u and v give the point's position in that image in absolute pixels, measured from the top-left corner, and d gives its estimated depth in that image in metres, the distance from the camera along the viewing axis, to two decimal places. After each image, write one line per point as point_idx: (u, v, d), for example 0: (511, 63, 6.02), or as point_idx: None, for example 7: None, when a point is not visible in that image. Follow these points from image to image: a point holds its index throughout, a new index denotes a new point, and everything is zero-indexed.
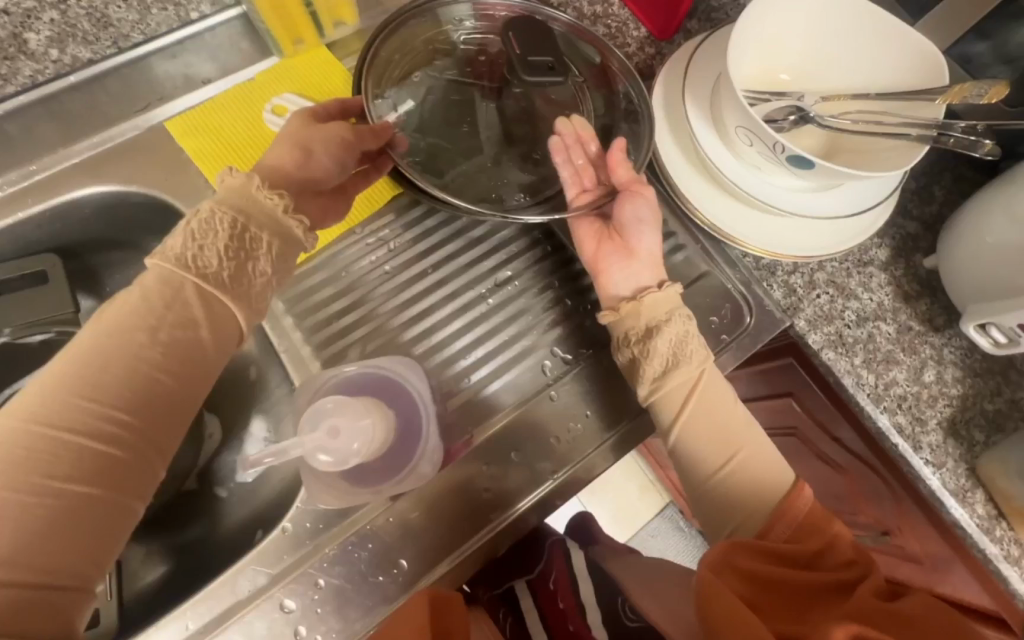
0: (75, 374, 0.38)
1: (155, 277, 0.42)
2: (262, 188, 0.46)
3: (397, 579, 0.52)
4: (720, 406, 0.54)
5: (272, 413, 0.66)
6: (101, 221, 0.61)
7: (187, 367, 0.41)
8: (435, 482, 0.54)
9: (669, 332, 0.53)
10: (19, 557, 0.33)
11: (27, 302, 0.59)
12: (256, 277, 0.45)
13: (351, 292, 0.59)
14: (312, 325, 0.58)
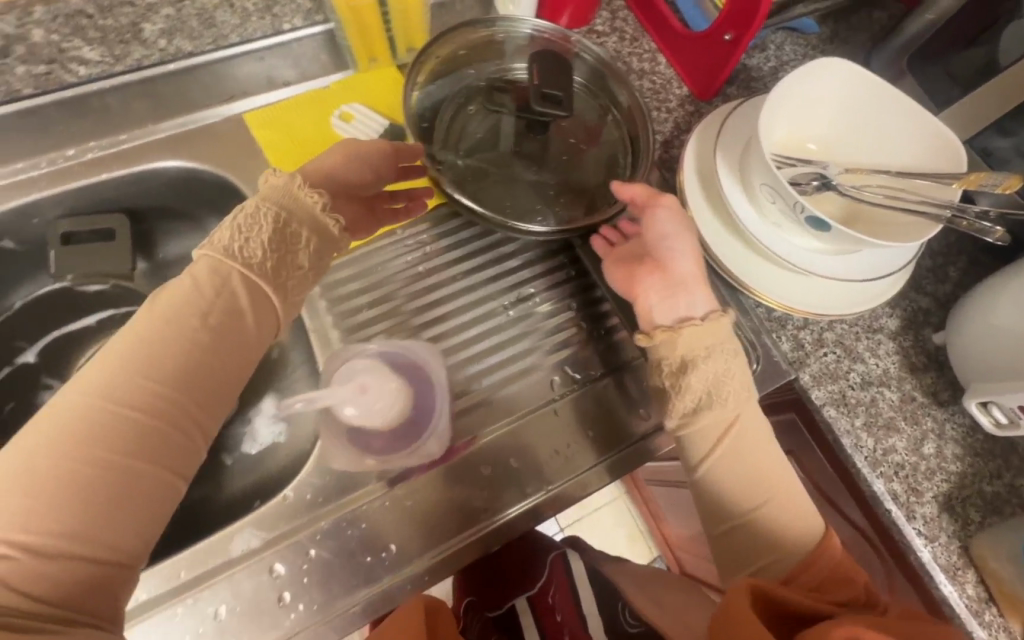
0: (138, 360, 0.41)
1: (204, 266, 0.46)
2: (303, 187, 0.51)
3: (384, 561, 0.54)
4: (755, 449, 0.54)
5: (288, 391, 0.70)
6: (170, 193, 0.67)
7: (238, 353, 0.45)
8: (435, 475, 0.57)
9: (709, 368, 0.54)
10: (82, 527, 0.36)
11: (91, 255, 0.66)
12: (295, 272, 0.49)
13: (374, 289, 0.63)
14: (338, 315, 0.62)
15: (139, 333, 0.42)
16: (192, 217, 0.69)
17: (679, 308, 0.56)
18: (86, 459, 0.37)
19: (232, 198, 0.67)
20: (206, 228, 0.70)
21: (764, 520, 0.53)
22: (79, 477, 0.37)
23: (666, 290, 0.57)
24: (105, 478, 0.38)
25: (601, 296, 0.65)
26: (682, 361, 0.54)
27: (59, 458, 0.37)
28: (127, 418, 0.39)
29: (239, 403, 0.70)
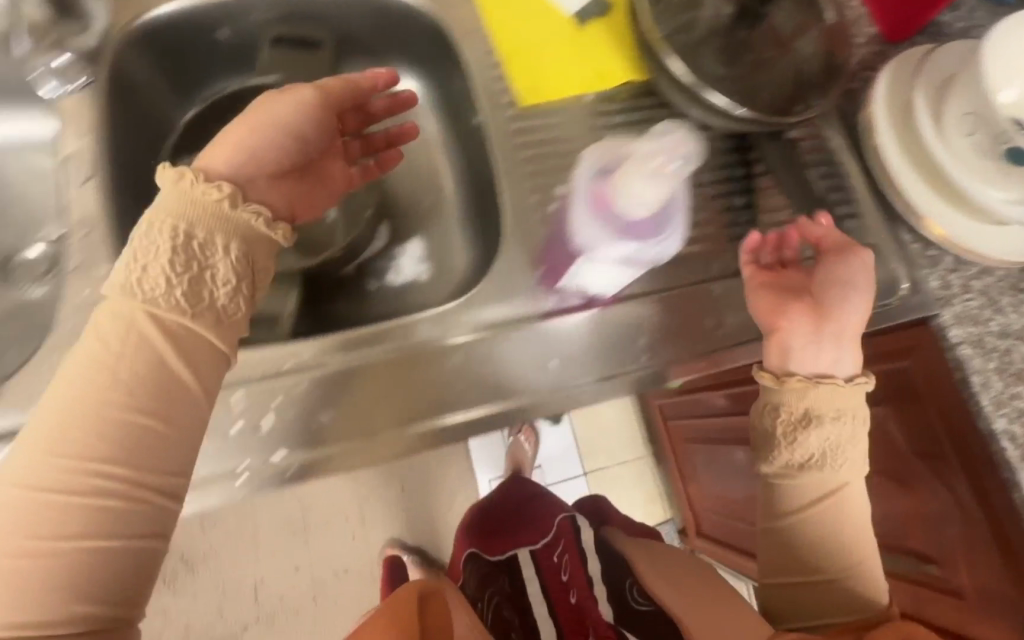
0: (53, 433, 0.43)
1: (112, 316, 0.45)
2: (197, 185, 0.48)
3: (545, 374, 0.59)
4: (853, 513, 0.58)
5: (436, 238, 0.73)
6: (366, 19, 0.68)
7: (175, 379, 0.46)
8: (590, 320, 0.60)
9: (842, 429, 0.56)
10: (78, 578, 0.41)
11: (296, 60, 0.68)
12: (218, 293, 0.48)
13: (541, 146, 0.63)
14: (515, 160, 0.62)
15: (57, 417, 0.43)
16: (379, 53, 0.72)
17: (817, 359, 0.57)
18: (23, 564, 0.40)
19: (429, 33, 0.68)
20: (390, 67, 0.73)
21: (855, 578, 0.58)
22: (11, 638, 0.40)
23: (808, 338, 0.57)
24: (93, 514, 0.42)
25: (768, 198, 0.66)
26: (804, 413, 0.56)
27: (41, 512, 0.41)
28: (89, 481, 0.42)
29: (389, 238, 0.74)
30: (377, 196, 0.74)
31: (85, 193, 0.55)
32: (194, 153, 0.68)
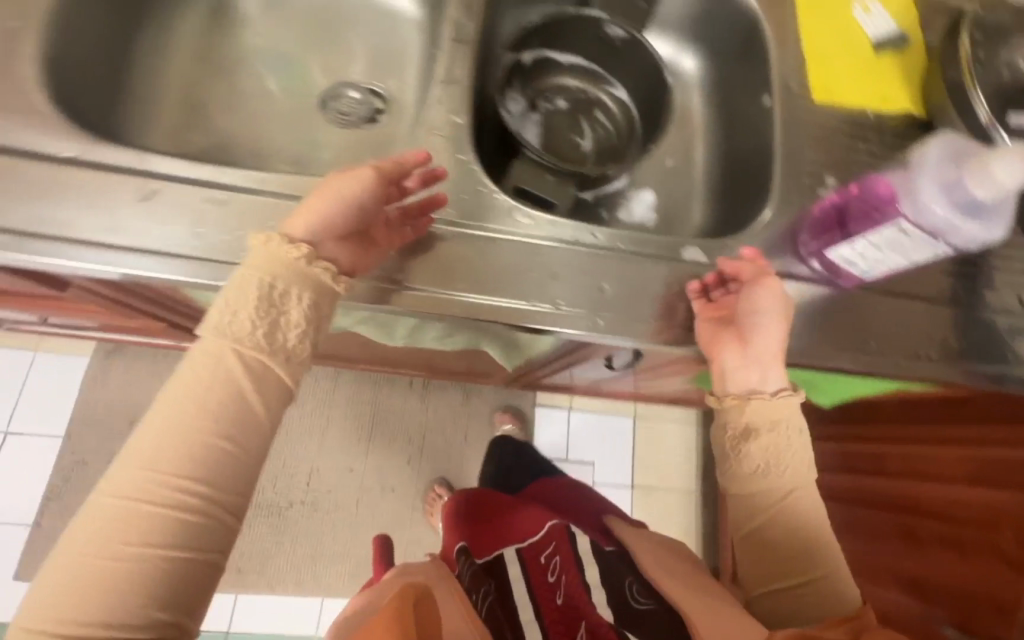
0: (144, 456, 0.43)
1: (209, 354, 0.46)
2: (283, 244, 0.49)
3: (782, 328, 0.61)
4: (817, 525, 0.59)
5: (672, 191, 0.78)
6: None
7: (242, 426, 0.46)
8: (825, 296, 0.64)
9: (772, 433, 0.59)
10: (146, 572, 0.41)
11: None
12: (288, 334, 0.48)
13: (822, 140, 0.69)
14: (798, 144, 0.69)
15: (138, 449, 0.44)
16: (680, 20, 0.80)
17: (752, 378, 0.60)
18: (111, 553, 0.41)
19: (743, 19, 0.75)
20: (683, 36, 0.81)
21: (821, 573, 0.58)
22: (108, 568, 0.41)
23: (749, 359, 0.60)
24: (168, 529, 0.42)
25: (1007, 251, 0.69)
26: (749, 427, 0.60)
27: (105, 542, 0.41)
28: (149, 519, 0.42)
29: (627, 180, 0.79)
30: (627, 148, 0.82)
31: (453, 50, 0.64)
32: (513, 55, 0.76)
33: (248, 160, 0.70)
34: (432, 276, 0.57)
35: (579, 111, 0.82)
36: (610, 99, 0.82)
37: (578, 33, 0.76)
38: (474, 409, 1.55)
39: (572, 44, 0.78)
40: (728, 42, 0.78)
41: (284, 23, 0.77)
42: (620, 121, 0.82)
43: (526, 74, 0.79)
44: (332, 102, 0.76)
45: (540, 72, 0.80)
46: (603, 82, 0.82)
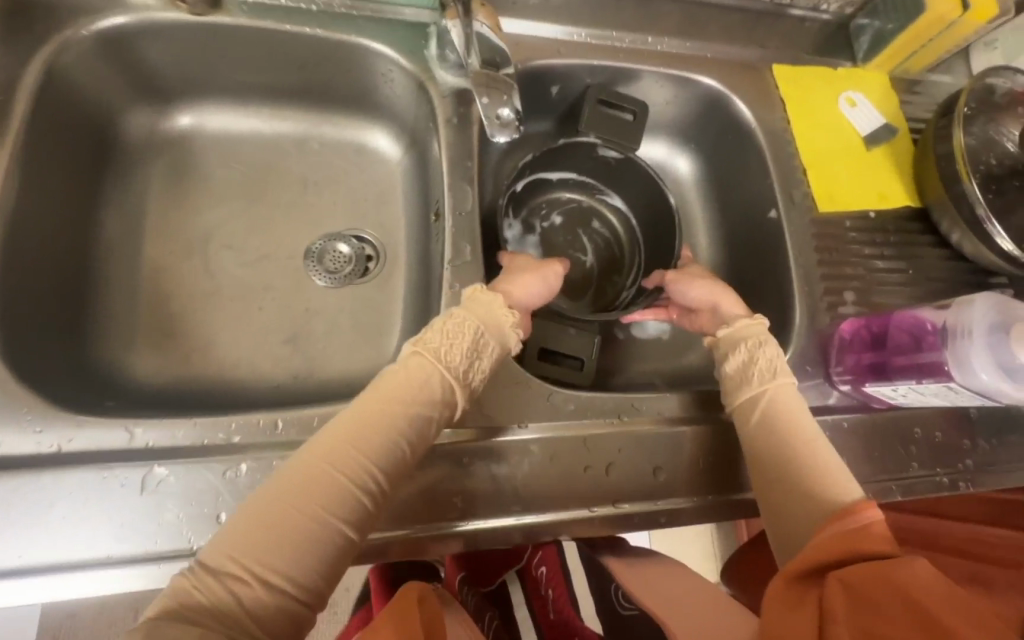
0: (346, 431, 0.45)
1: (413, 359, 0.49)
2: (501, 306, 0.53)
3: None
4: (786, 411, 0.53)
5: None
6: (682, 103, 0.75)
7: (428, 428, 0.47)
8: (871, 422, 0.62)
9: (770, 352, 0.55)
10: (316, 537, 0.41)
11: (617, 123, 0.69)
12: (477, 378, 0.50)
13: (831, 253, 0.69)
14: (812, 258, 0.68)
15: (342, 422, 0.45)
16: (669, 128, 0.78)
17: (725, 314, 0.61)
18: (302, 511, 0.41)
19: (734, 128, 0.74)
20: (674, 142, 0.79)
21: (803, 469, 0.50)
22: (293, 526, 0.41)
23: (712, 290, 0.63)
24: (339, 507, 0.42)
25: None
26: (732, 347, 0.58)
27: (287, 508, 0.41)
28: (333, 488, 0.42)
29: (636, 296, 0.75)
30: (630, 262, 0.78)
31: (456, 221, 0.59)
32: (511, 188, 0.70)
33: (239, 351, 0.63)
34: (473, 505, 0.51)
35: (577, 227, 0.77)
36: (608, 209, 0.78)
37: (574, 154, 0.72)
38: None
39: (567, 164, 0.73)
40: (721, 147, 0.77)
41: (251, 181, 0.69)
42: (620, 231, 0.79)
43: (520, 197, 0.74)
44: (318, 260, 0.70)
45: (535, 192, 0.75)
46: (599, 193, 0.78)
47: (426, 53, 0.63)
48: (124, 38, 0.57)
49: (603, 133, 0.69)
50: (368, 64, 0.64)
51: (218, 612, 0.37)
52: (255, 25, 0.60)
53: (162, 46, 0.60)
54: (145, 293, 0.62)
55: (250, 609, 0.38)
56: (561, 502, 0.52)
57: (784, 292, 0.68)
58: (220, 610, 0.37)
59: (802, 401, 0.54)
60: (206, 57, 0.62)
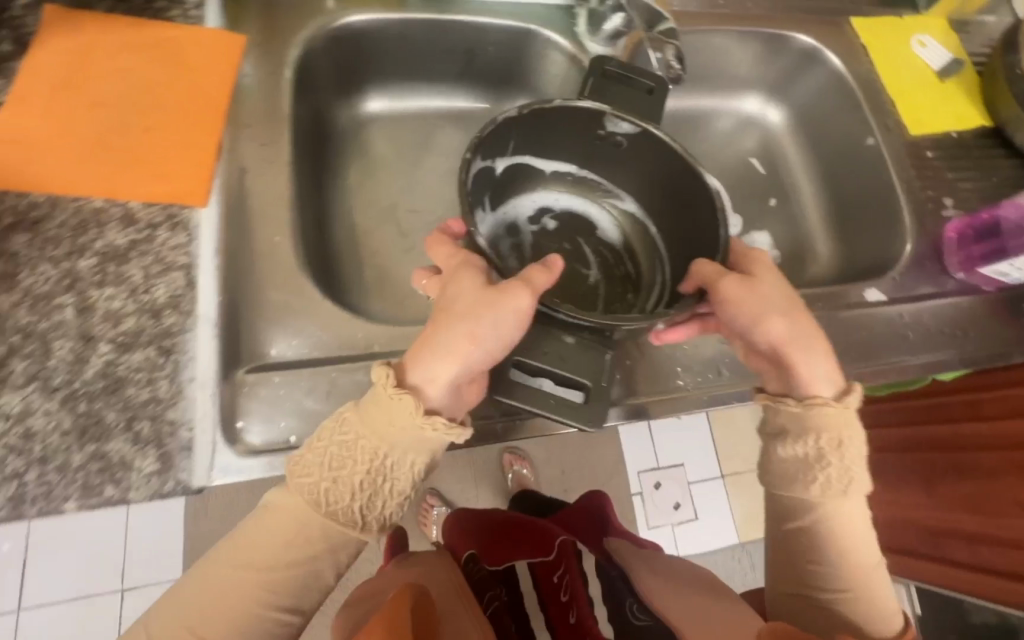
0: (197, 615, 0.44)
1: (283, 504, 0.45)
2: (418, 411, 0.44)
3: (959, 339, 0.71)
4: (844, 537, 0.52)
5: (794, 231, 0.88)
6: (777, 59, 0.88)
7: (303, 592, 0.46)
8: (984, 302, 0.74)
9: (843, 460, 0.51)
10: None
11: (631, 101, 0.61)
12: (373, 510, 0.45)
13: (925, 169, 0.81)
14: (911, 175, 0.80)
15: (201, 596, 0.44)
16: (762, 82, 0.91)
17: (816, 376, 0.52)
18: None
19: (824, 76, 0.86)
20: (767, 95, 0.92)
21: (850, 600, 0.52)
22: None
23: (792, 346, 0.52)
24: None
25: None
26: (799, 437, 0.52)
27: None
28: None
29: (740, 222, 0.89)
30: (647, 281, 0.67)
31: None
32: (485, 163, 0.60)
33: None
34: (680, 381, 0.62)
35: (578, 230, 0.69)
36: (620, 213, 0.69)
37: (568, 139, 0.63)
38: (567, 440, 1.55)
39: (560, 152, 0.65)
40: (812, 94, 0.89)
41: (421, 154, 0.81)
42: (637, 243, 0.69)
43: (500, 186, 0.66)
44: None
45: (519, 182, 0.67)
46: (608, 193, 0.69)
47: (575, 30, 0.74)
48: (342, 35, 0.68)
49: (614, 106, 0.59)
50: (528, 44, 0.75)
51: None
52: (434, 20, 0.71)
53: (363, 42, 0.70)
54: (362, 252, 0.72)
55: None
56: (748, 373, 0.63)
57: (890, 204, 0.79)
58: None
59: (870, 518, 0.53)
60: (393, 49, 0.73)
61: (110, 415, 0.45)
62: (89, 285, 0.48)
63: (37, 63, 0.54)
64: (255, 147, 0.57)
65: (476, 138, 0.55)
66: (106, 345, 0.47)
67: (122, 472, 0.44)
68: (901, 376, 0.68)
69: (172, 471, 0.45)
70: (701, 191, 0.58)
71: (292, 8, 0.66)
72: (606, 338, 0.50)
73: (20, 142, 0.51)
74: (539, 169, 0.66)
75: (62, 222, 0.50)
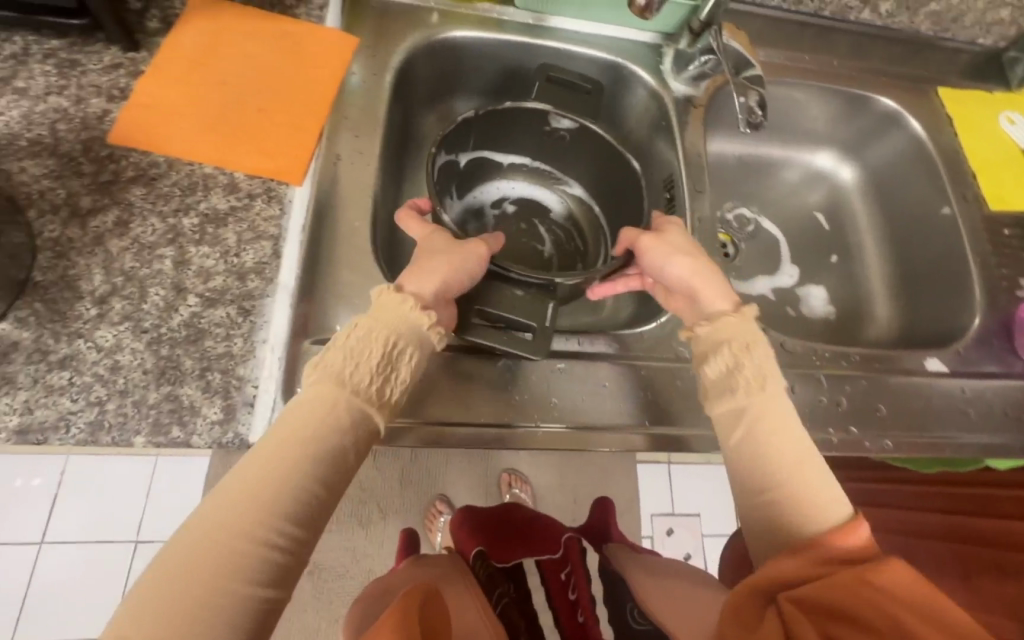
0: (241, 491, 0.42)
1: (316, 390, 0.46)
2: (414, 309, 0.50)
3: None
4: (773, 433, 0.51)
5: (853, 290, 0.87)
6: (858, 118, 0.88)
7: (341, 466, 0.46)
8: None
9: (754, 359, 0.54)
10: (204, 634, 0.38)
11: (568, 98, 0.71)
12: (392, 391, 0.49)
13: (1004, 245, 0.78)
14: (989, 249, 0.77)
15: (245, 475, 0.43)
16: (838, 139, 0.91)
17: (712, 289, 0.59)
18: (201, 591, 0.39)
19: (906, 140, 0.86)
20: (841, 152, 0.92)
21: (795, 501, 0.49)
22: (185, 596, 0.39)
23: (694, 274, 0.59)
24: (238, 590, 0.40)
25: None
26: (719, 352, 0.55)
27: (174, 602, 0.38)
28: (224, 600, 0.39)
29: (799, 273, 0.88)
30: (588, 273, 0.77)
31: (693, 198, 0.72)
32: (450, 157, 0.71)
33: None
34: None
35: (533, 213, 0.80)
36: (567, 195, 0.80)
37: (519, 132, 0.75)
38: (585, 468, 1.54)
39: (515, 147, 0.76)
40: (888, 156, 0.88)
41: None
42: (581, 220, 0.80)
43: (464, 177, 0.77)
44: None
45: (480, 173, 0.79)
46: (555, 179, 0.81)
47: (660, 67, 0.78)
48: (441, 47, 0.73)
49: (553, 103, 0.70)
50: (613, 75, 0.78)
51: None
52: (529, 43, 0.75)
53: (459, 55, 0.75)
54: None
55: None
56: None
57: (962, 276, 0.77)
58: None
59: (790, 405, 0.53)
60: (484, 65, 0.77)
61: (187, 362, 0.49)
62: (188, 241, 0.53)
63: (177, 40, 0.60)
64: (350, 138, 0.62)
65: (443, 136, 0.67)
66: (194, 298, 0.51)
67: (189, 416, 0.47)
68: (956, 453, 0.65)
69: (233, 423, 0.48)
70: (631, 178, 0.71)
71: (402, 18, 0.71)
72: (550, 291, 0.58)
73: (151, 107, 0.57)
74: (497, 162, 0.78)
75: (175, 182, 0.55)
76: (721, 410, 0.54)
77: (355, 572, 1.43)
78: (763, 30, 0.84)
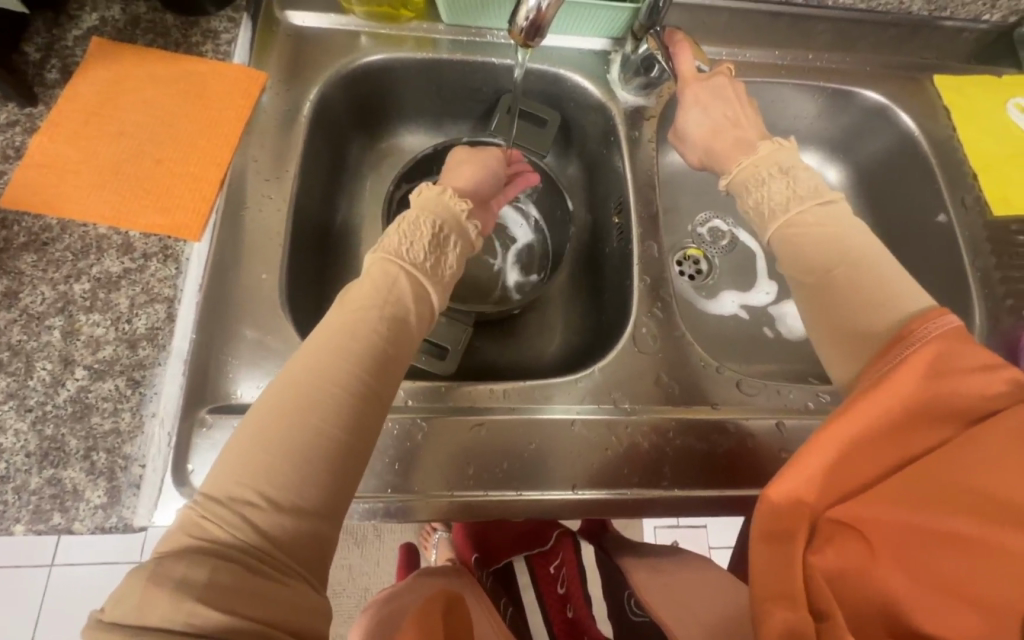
0: (322, 356, 0.44)
1: (378, 263, 0.50)
2: (451, 195, 0.56)
3: None
4: (823, 231, 0.54)
5: None
6: (847, 115, 0.78)
7: (404, 332, 0.48)
8: None
9: (789, 174, 0.59)
10: (301, 483, 0.39)
11: (529, 132, 0.72)
12: (447, 271, 0.53)
13: (1009, 254, 0.69)
14: (995, 262, 0.68)
15: (325, 341, 0.45)
16: (823, 137, 0.81)
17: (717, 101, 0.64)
18: (295, 437, 0.40)
19: (898, 136, 0.76)
20: (827, 151, 0.82)
21: (861, 305, 0.48)
22: (285, 444, 0.40)
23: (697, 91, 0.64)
24: (326, 445, 0.41)
25: None
26: (756, 179, 0.60)
27: (274, 449, 0.39)
28: (316, 440, 0.40)
29: (780, 288, 0.79)
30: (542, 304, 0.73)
31: (642, 223, 0.66)
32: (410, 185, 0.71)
33: None
34: (666, 472, 0.55)
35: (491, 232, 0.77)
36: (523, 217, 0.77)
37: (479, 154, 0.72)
38: None
39: None
40: (879, 155, 0.79)
41: None
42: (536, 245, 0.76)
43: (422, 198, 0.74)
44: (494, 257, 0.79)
45: None
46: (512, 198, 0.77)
47: (608, 76, 0.71)
48: (364, 74, 0.68)
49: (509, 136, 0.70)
50: (559, 88, 0.72)
51: (244, 544, 0.37)
52: (464, 60, 0.69)
53: (388, 79, 0.70)
54: None
55: (275, 533, 0.38)
56: (749, 476, 0.56)
57: (961, 292, 0.69)
58: (228, 549, 0.37)
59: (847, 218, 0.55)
60: (419, 88, 0.72)
61: (72, 442, 0.46)
62: (78, 309, 0.50)
63: (75, 92, 0.57)
64: (260, 184, 0.59)
65: (399, 172, 0.68)
66: (82, 371, 0.48)
67: (71, 501, 0.45)
68: None
69: (117, 507, 0.45)
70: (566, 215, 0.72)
71: (321, 47, 0.66)
72: (467, 319, 0.62)
73: (45, 167, 0.54)
74: None
75: (67, 246, 0.52)
76: (769, 233, 0.57)
77: (352, 590, 1.42)
78: (728, 26, 0.76)
